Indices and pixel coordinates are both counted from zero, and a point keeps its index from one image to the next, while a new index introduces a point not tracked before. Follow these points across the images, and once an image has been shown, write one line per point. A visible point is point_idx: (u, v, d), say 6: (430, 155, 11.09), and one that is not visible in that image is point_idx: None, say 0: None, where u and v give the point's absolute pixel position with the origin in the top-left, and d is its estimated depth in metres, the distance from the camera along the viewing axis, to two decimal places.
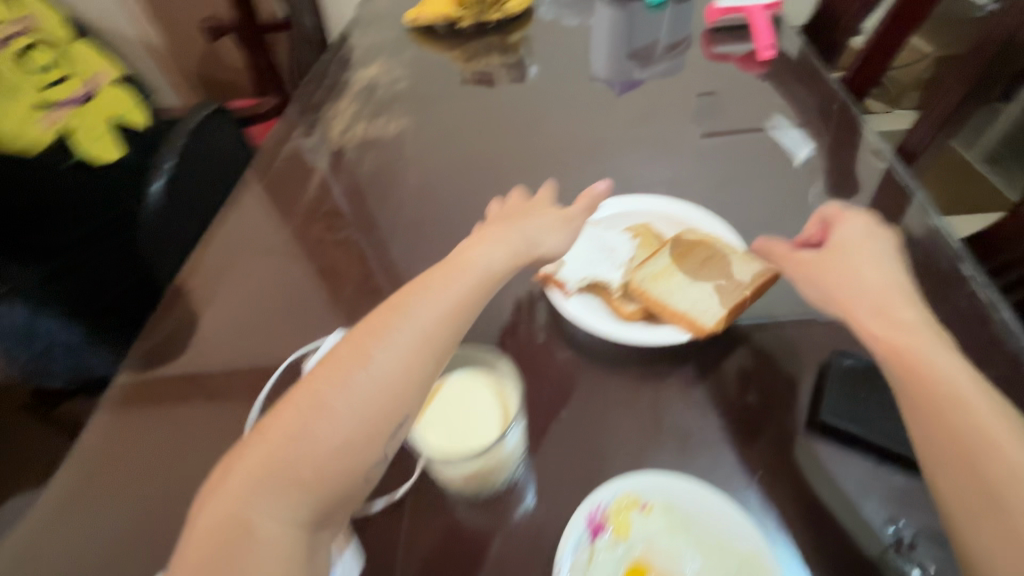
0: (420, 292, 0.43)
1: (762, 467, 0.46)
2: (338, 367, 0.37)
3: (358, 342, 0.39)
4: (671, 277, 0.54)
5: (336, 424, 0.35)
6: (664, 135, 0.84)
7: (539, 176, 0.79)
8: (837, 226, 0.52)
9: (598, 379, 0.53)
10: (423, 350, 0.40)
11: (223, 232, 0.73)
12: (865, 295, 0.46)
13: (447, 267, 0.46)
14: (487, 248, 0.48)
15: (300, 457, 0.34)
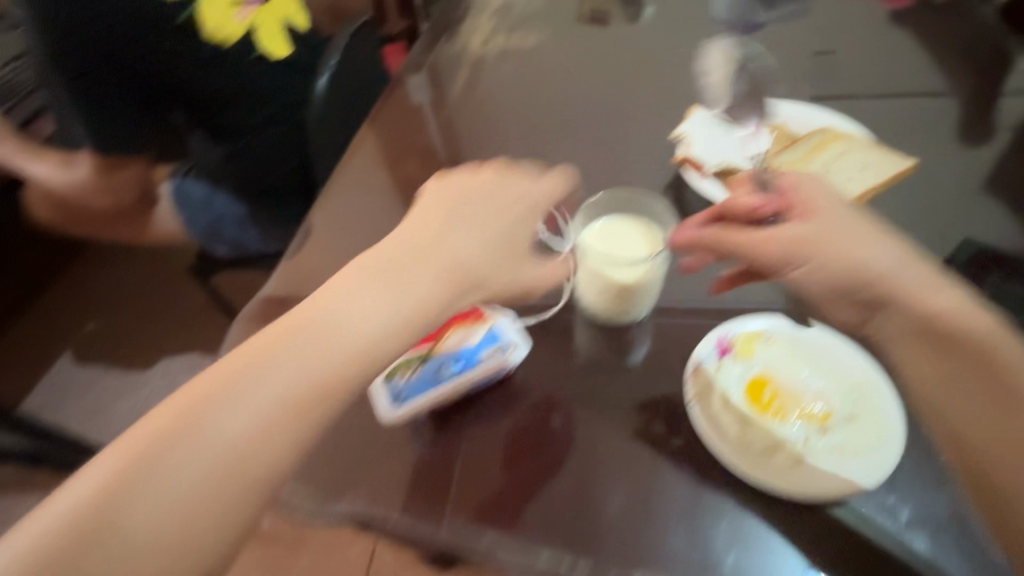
0: (305, 332, 0.43)
1: (871, 352, 0.54)
2: (249, 372, 0.41)
3: (270, 354, 0.42)
4: (802, 168, 0.62)
5: (234, 430, 0.39)
6: (789, 71, 0.85)
7: (665, 93, 0.83)
8: (808, 192, 0.53)
9: (721, 267, 0.61)
10: (294, 407, 0.41)
11: (385, 128, 0.84)
12: (878, 262, 0.49)
13: (337, 299, 0.44)
14: (395, 284, 0.46)
15: (201, 455, 0.38)
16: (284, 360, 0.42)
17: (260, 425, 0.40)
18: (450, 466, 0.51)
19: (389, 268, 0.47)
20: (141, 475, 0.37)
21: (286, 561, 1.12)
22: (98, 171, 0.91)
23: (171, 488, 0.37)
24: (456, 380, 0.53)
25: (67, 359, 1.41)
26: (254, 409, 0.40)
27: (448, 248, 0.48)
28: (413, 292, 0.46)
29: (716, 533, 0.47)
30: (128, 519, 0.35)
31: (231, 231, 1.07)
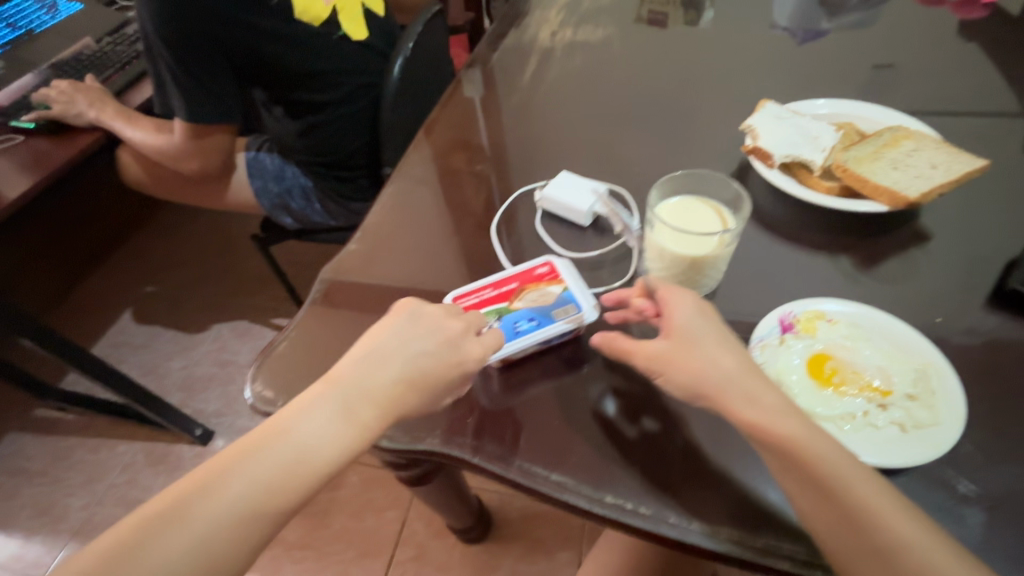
0: (242, 464, 0.44)
1: (943, 343, 0.52)
2: (255, 442, 0.45)
3: (280, 422, 0.46)
4: (873, 164, 0.63)
5: (236, 494, 0.43)
6: (855, 75, 0.85)
7: (728, 91, 0.84)
8: (670, 304, 0.50)
9: (785, 254, 0.61)
10: (226, 539, 0.42)
11: (451, 106, 0.87)
12: (711, 382, 0.45)
13: (270, 434, 0.45)
14: (327, 426, 0.46)
15: (200, 513, 0.41)
16: (218, 489, 0.42)
17: (195, 553, 0.41)
18: (507, 412, 0.52)
19: (318, 406, 0.47)
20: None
21: (319, 524, 1.16)
22: (190, 136, 1.00)
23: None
24: (534, 331, 0.54)
25: (130, 317, 1.51)
26: (188, 539, 0.41)
27: (414, 332, 0.52)
28: (343, 434, 0.46)
29: (784, 497, 0.45)
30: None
31: (298, 203, 1.16)
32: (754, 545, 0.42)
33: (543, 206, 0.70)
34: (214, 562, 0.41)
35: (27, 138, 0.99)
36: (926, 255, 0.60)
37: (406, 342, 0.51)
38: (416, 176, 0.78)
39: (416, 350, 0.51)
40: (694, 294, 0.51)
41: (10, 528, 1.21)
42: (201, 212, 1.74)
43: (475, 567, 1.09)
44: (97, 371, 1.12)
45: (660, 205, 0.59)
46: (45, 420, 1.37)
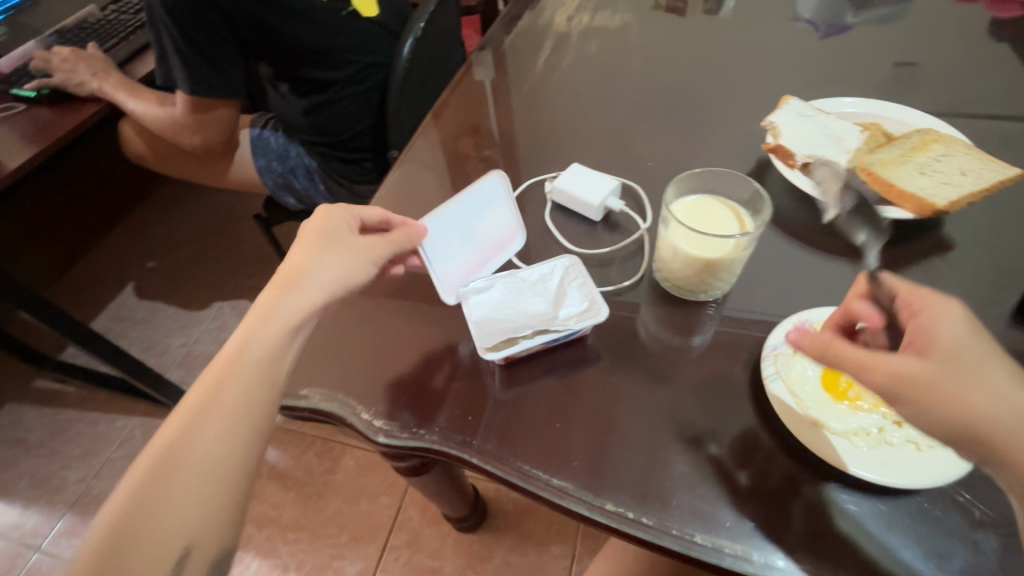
0: (204, 406, 0.45)
1: None
2: (212, 379, 0.46)
3: (225, 355, 0.48)
4: (900, 167, 0.61)
5: (218, 420, 0.45)
6: (882, 72, 0.82)
7: (750, 83, 0.81)
8: (939, 315, 0.41)
9: (803, 258, 0.60)
10: (218, 468, 0.43)
11: (462, 89, 0.84)
12: (998, 423, 0.37)
13: (224, 367, 0.47)
14: (264, 336, 0.49)
15: (196, 449, 0.43)
16: (196, 430, 0.44)
17: (198, 488, 0.42)
18: (507, 413, 0.50)
19: (252, 322, 0.49)
20: (104, 548, 0.39)
21: (315, 507, 1.16)
22: (192, 110, 0.98)
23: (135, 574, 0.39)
24: (541, 321, 0.54)
25: (130, 292, 1.50)
26: (181, 484, 0.42)
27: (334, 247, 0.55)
28: (282, 339, 0.50)
29: (795, 512, 0.43)
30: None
31: (302, 183, 1.13)
32: (760, 561, 0.41)
33: (553, 197, 0.68)
34: (219, 486, 0.43)
35: (29, 107, 0.97)
36: (949, 264, 0.58)
37: (305, 253, 0.54)
38: (424, 160, 0.76)
39: (323, 261, 0.53)
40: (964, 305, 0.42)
41: (7, 497, 1.21)
42: (204, 189, 1.72)
43: (469, 555, 1.09)
44: (98, 346, 1.11)
45: (676, 202, 0.57)
46: (44, 392, 1.37)
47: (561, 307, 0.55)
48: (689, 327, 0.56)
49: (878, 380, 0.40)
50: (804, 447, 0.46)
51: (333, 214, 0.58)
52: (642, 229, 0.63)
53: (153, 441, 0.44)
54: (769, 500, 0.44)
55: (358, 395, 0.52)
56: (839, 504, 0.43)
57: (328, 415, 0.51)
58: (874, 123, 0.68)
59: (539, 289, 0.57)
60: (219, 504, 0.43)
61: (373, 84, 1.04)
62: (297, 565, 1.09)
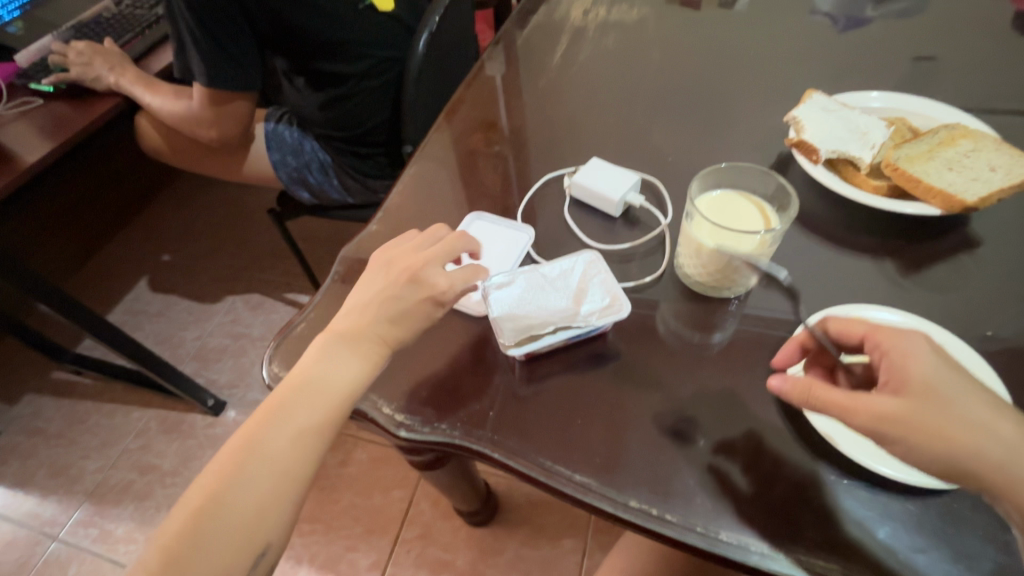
0: (276, 412, 0.48)
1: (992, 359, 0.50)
2: (282, 396, 0.49)
3: (297, 374, 0.50)
4: (926, 163, 0.60)
5: (282, 435, 0.48)
6: (903, 66, 0.81)
7: (769, 78, 0.80)
8: (909, 352, 0.42)
9: (825, 254, 0.59)
10: (282, 474, 0.47)
11: (477, 84, 0.84)
12: (978, 454, 0.39)
13: (297, 384, 0.49)
14: (335, 358, 0.50)
15: (257, 464, 0.46)
16: (260, 442, 0.47)
17: (262, 491, 0.46)
18: (527, 410, 0.50)
19: (325, 348, 0.51)
20: (177, 536, 0.44)
21: (328, 499, 1.17)
22: (209, 103, 0.99)
23: (204, 558, 0.43)
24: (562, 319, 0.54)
25: (145, 285, 1.52)
26: (249, 484, 0.46)
27: (402, 273, 0.55)
28: (351, 360, 0.50)
29: (821, 512, 0.43)
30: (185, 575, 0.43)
31: (316, 178, 1.14)
32: (785, 560, 0.41)
33: (572, 192, 0.67)
34: (280, 497, 0.46)
35: (47, 102, 0.98)
36: (976, 261, 0.57)
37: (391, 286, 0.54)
38: (440, 156, 0.75)
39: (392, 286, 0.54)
40: (928, 335, 0.43)
41: (27, 486, 1.23)
42: (216, 183, 1.73)
43: (481, 548, 1.10)
44: (114, 339, 1.12)
45: (701, 197, 0.57)
46: (62, 383, 1.38)
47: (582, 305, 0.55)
48: (710, 324, 0.55)
49: (864, 426, 0.40)
50: (827, 445, 0.46)
51: (398, 249, 0.58)
52: (662, 224, 0.63)
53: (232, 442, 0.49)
54: (795, 498, 0.43)
55: (378, 389, 0.53)
56: (868, 504, 0.43)
57: (350, 409, 0.52)
58: (898, 118, 0.66)
59: (559, 286, 0.56)
60: (272, 515, 0.46)
61: (390, 79, 1.03)
62: (311, 557, 1.10)
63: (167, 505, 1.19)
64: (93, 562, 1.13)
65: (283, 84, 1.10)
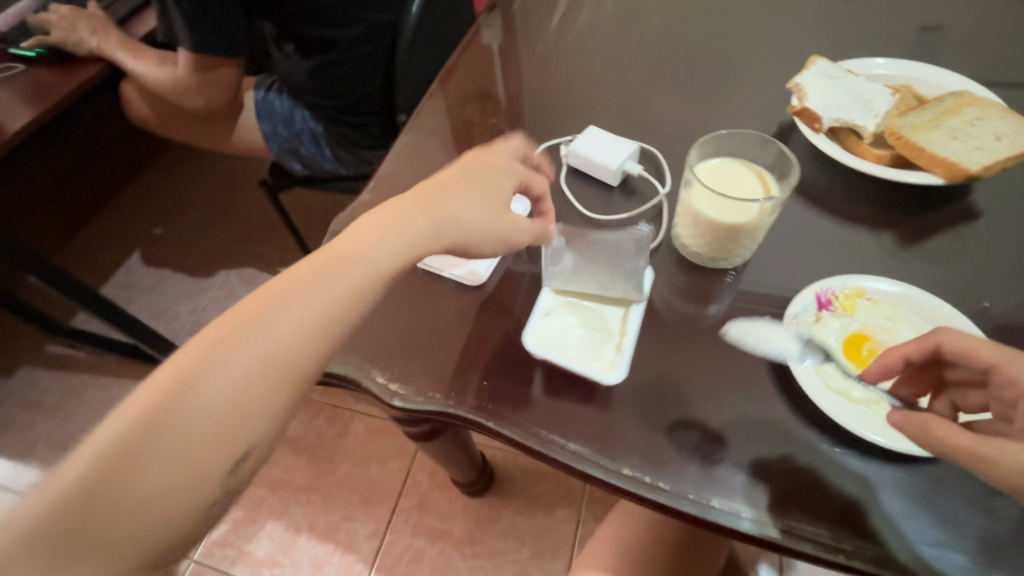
0: (308, 279, 0.41)
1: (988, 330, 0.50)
2: (318, 266, 0.42)
3: (341, 247, 0.44)
4: (930, 132, 0.59)
5: (311, 306, 0.40)
6: (911, 31, 0.78)
7: (774, 44, 0.78)
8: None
9: (823, 224, 0.58)
10: (302, 350, 0.39)
11: (472, 50, 0.81)
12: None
13: (337, 256, 0.43)
14: (384, 238, 0.45)
15: (276, 331, 0.39)
16: (285, 306, 0.39)
17: (279, 362, 0.38)
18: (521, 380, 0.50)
19: (364, 236, 0.44)
20: (165, 393, 0.35)
21: (326, 470, 1.18)
22: (194, 69, 0.95)
23: (188, 427, 0.35)
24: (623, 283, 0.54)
25: (137, 259, 1.50)
26: (265, 352, 0.38)
27: (477, 187, 0.50)
28: (399, 245, 0.45)
29: (810, 479, 0.43)
30: (162, 443, 0.34)
31: (308, 149, 1.12)
32: (774, 525, 0.41)
33: (568, 161, 0.66)
34: (296, 379, 0.39)
35: (28, 67, 0.94)
36: (977, 233, 0.56)
37: (463, 221, 0.49)
38: (433, 127, 0.74)
39: (463, 193, 0.49)
40: None
41: (27, 458, 1.24)
42: (207, 155, 1.70)
43: (477, 516, 1.12)
44: (108, 313, 1.11)
45: (700, 165, 0.56)
46: (57, 357, 1.38)
47: (620, 260, 0.55)
48: (705, 295, 0.55)
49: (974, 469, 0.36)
50: (819, 414, 0.46)
51: (497, 174, 0.52)
52: (660, 194, 0.62)
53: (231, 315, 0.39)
54: (785, 465, 0.44)
55: (372, 358, 0.52)
56: (858, 471, 0.43)
57: (343, 379, 0.51)
58: (903, 85, 0.65)
59: (581, 267, 0.55)
60: (282, 396, 0.38)
61: (384, 45, 0.98)
62: (310, 526, 1.12)
63: None
64: None
65: (272, 50, 1.07)
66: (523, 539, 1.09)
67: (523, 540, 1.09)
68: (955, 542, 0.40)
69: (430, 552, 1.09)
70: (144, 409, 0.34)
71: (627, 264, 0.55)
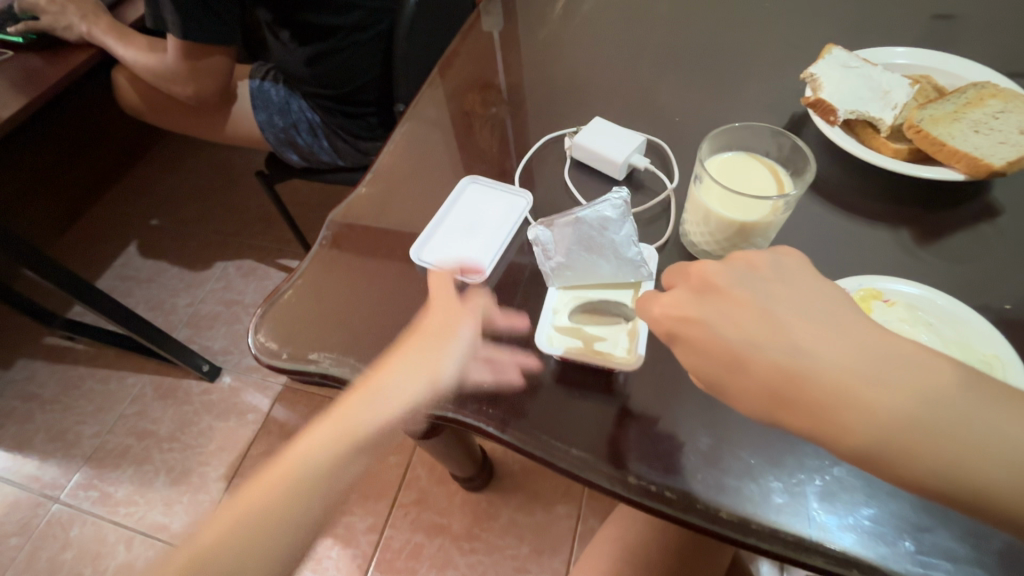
0: (324, 434, 0.54)
1: (1008, 333, 0.48)
2: (330, 423, 0.54)
3: (348, 399, 0.53)
4: (952, 125, 0.56)
5: (319, 460, 0.54)
6: (936, 15, 0.75)
7: (789, 30, 0.75)
8: (693, 339, 0.41)
9: (837, 220, 0.56)
10: (307, 495, 0.53)
11: (474, 37, 0.79)
12: (813, 415, 0.38)
13: (342, 416, 0.53)
14: (377, 396, 0.52)
15: (293, 480, 0.53)
16: (305, 461, 0.54)
17: (296, 503, 0.53)
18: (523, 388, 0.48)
19: (369, 376, 0.52)
20: (226, 523, 0.52)
21: None
22: (183, 57, 0.92)
23: (228, 552, 0.50)
24: (621, 263, 0.50)
25: (134, 250, 1.48)
26: (287, 496, 0.53)
27: (455, 331, 0.53)
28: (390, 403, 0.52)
29: (823, 488, 0.41)
30: (212, 564, 0.50)
31: (304, 139, 1.09)
32: (785, 537, 0.40)
33: (573, 154, 0.64)
34: (306, 512, 0.53)
35: (17, 54, 0.92)
36: (998, 230, 0.54)
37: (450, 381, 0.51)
38: (432, 117, 0.72)
39: (445, 342, 0.52)
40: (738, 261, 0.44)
41: (25, 449, 1.23)
42: (204, 144, 1.67)
43: (476, 513, 1.11)
44: (103, 305, 1.09)
45: (711, 158, 0.54)
46: (54, 348, 1.37)
47: (607, 234, 0.50)
48: None
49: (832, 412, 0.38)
50: None
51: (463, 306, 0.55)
52: (668, 189, 0.60)
53: (283, 451, 0.56)
54: (797, 474, 0.42)
55: (372, 362, 0.52)
56: (873, 480, 0.42)
57: (340, 381, 0.52)
58: (923, 77, 0.62)
59: (573, 253, 0.51)
60: (295, 531, 0.52)
61: (383, 35, 0.95)
62: None
63: (167, 469, 1.19)
64: (95, 523, 1.14)
65: (268, 37, 1.04)
66: (523, 536, 1.08)
67: (523, 537, 1.08)
68: (974, 556, 0.38)
69: (429, 548, 1.08)
70: (218, 528, 0.52)
71: (615, 235, 0.50)
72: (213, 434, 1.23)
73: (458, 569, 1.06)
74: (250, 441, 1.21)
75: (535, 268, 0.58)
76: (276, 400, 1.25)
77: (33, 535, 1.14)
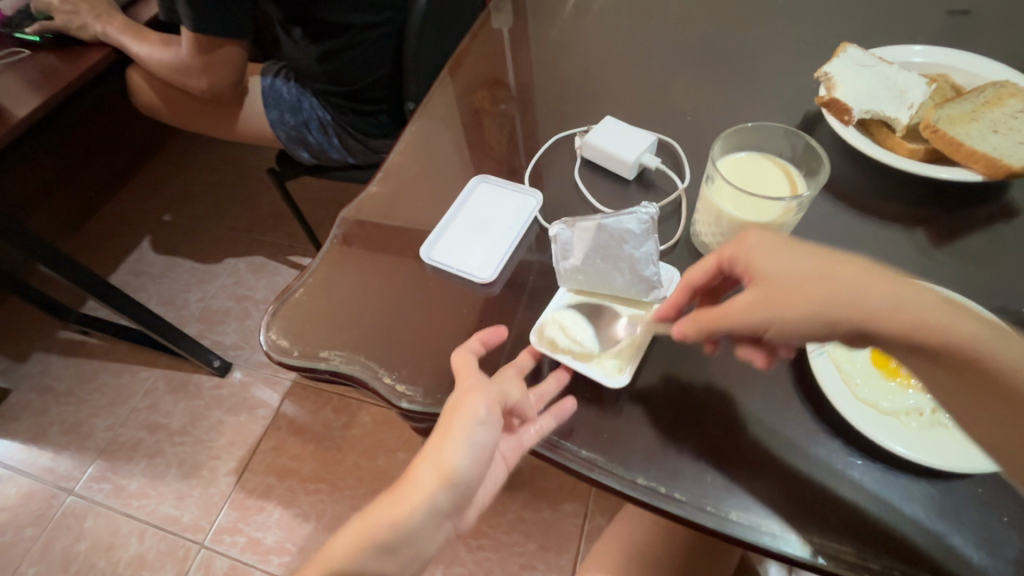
0: (355, 548, 0.44)
1: None
2: (360, 536, 0.45)
3: (384, 504, 0.45)
4: (970, 125, 0.56)
5: None
6: (959, 11, 0.73)
7: (805, 26, 0.74)
8: (768, 243, 0.44)
9: (850, 219, 0.56)
10: None
11: (485, 34, 0.78)
12: (875, 296, 0.40)
13: (373, 527, 0.45)
14: (403, 506, 0.44)
15: None
16: None
17: None
18: (538, 401, 0.47)
19: (402, 480, 0.46)
20: None
21: (334, 460, 1.18)
22: (197, 49, 0.93)
23: None
24: (637, 280, 0.50)
25: (148, 246, 1.50)
26: None
27: (469, 417, 0.45)
28: (420, 511, 0.44)
29: (833, 491, 0.41)
30: None
31: (316, 137, 1.10)
32: (796, 542, 0.39)
33: (583, 153, 0.64)
34: None
35: (34, 52, 0.93)
36: (1014, 232, 0.53)
37: (468, 474, 0.45)
38: (443, 115, 0.72)
39: (463, 431, 0.44)
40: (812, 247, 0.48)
41: (41, 442, 1.25)
42: (216, 142, 1.69)
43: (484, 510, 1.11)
44: (117, 301, 1.10)
45: (725, 159, 0.53)
46: (68, 342, 1.38)
47: (625, 248, 0.49)
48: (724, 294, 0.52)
49: (865, 309, 0.39)
50: (838, 418, 0.45)
51: (477, 378, 0.47)
52: (679, 189, 0.59)
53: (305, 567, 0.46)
54: (808, 478, 0.42)
55: (382, 359, 0.53)
56: (886, 485, 0.41)
57: (350, 378, 0.52)
58: (941, 76, 0.62)
59: (589, 259, 0.50)
60: None
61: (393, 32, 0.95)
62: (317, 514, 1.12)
63: (178, 462, 1.21)
64: (108, 515, 1.16)
65: (280, 34, 1.04)
66: (529, 533, 1.08)
67: (529, 533, 1.08)
68: (989, 564, 0.38)
69: None
70: None
71: (634, 251, 0.49)
72: (224, 429, 1.24)
73: (464, 564, 1.06)
74: (260, 436, 1.22)
75: (546, 268, 0.58)
76: (286, 395, 1.26)
77: (48, 527, 1.16)
